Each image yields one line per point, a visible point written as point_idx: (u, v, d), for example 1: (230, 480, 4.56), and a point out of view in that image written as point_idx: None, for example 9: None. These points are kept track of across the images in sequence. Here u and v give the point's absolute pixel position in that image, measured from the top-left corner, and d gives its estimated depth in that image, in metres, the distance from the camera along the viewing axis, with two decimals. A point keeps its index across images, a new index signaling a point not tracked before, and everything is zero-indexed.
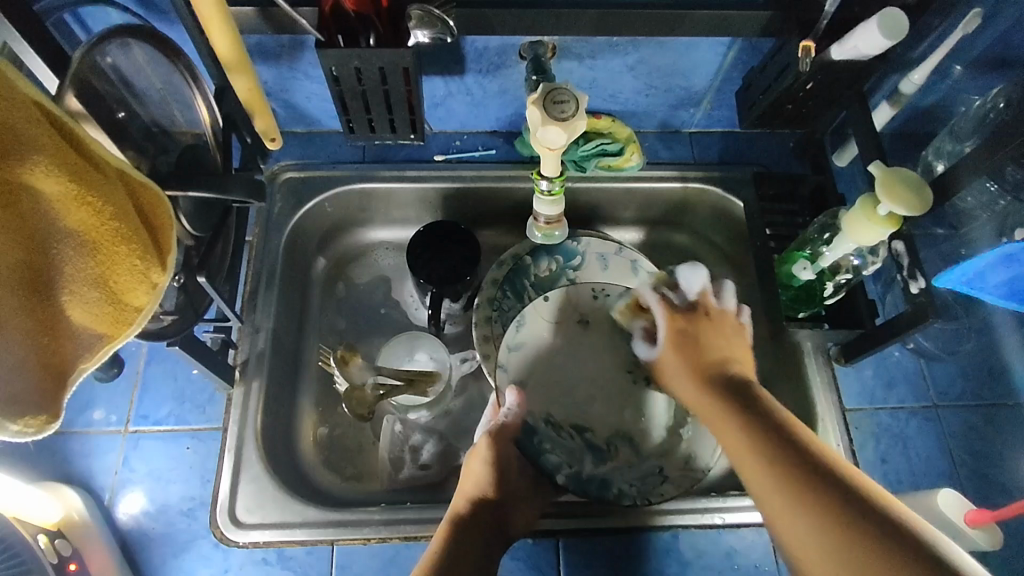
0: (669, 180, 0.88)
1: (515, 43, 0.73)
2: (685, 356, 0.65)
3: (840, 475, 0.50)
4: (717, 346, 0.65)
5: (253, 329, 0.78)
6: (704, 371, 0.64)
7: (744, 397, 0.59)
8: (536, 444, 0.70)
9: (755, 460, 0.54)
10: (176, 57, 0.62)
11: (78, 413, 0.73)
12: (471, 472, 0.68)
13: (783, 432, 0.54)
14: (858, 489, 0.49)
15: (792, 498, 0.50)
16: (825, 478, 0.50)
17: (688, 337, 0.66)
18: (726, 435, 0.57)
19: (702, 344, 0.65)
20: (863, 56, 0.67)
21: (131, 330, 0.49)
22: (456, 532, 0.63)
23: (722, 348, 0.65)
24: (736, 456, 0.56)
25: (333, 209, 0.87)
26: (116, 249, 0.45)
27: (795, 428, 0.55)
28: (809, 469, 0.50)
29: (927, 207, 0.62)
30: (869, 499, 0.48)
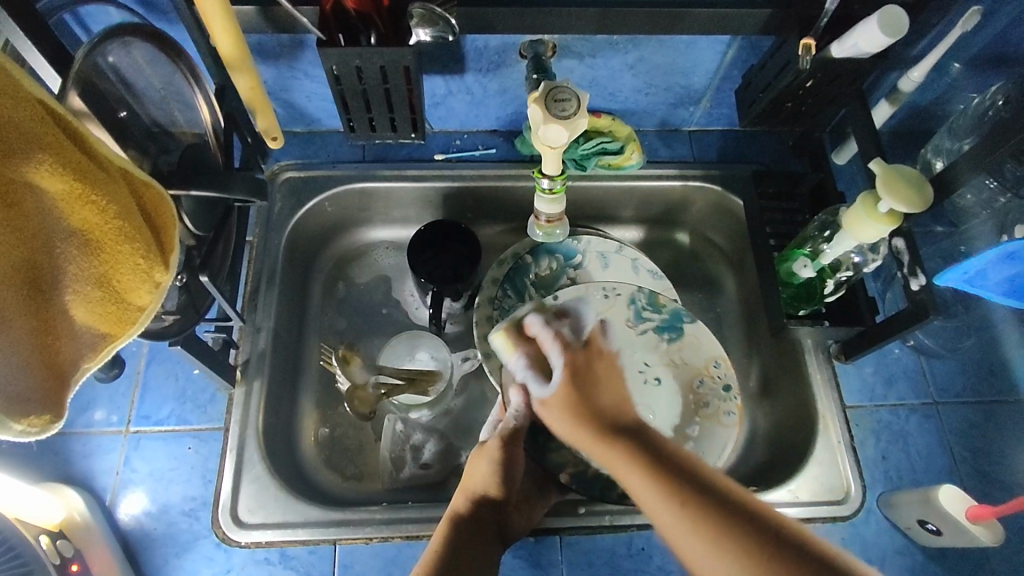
0: (669, 178, 0.88)
1: (515, 41, 0.73)
2: (581, 395, 0.58)
3: (743, 507, 0.46)
4: (609, 385, 0.59)
5: (254, 329, 0.77)
6: (605, 413, 0.56)
7: (639, 440, 0.53)
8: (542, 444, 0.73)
9: (653, 496, 0.48)
10: (177, 57, 0.61)
11: (78, 414, 0.73)
12: (474, 472, 0.67)
13: (678, 465, 0.50)
14: (765, 521, 0.45)
15: (700, 537, 0.45)
16: (731, 514, 0.45)
17: (584, 376, 0.59)
18: (632, 483, 0.50)
19: (594, 382, 0.59)
20: (862, 55, 0.67)
21: (134, 329, 0.49)
22: (456, 531, 0.63)
23: (617, 386, 0.59)
24: (632, 495, 0.50)
25: (333, 209, 0.87)
26: (119, 248, 0.45)
27: (689, 459, 0.51)
28: (711, 504, 0.46)
29: (927, 205, 0.62)
30: (778, 530, 0.44)
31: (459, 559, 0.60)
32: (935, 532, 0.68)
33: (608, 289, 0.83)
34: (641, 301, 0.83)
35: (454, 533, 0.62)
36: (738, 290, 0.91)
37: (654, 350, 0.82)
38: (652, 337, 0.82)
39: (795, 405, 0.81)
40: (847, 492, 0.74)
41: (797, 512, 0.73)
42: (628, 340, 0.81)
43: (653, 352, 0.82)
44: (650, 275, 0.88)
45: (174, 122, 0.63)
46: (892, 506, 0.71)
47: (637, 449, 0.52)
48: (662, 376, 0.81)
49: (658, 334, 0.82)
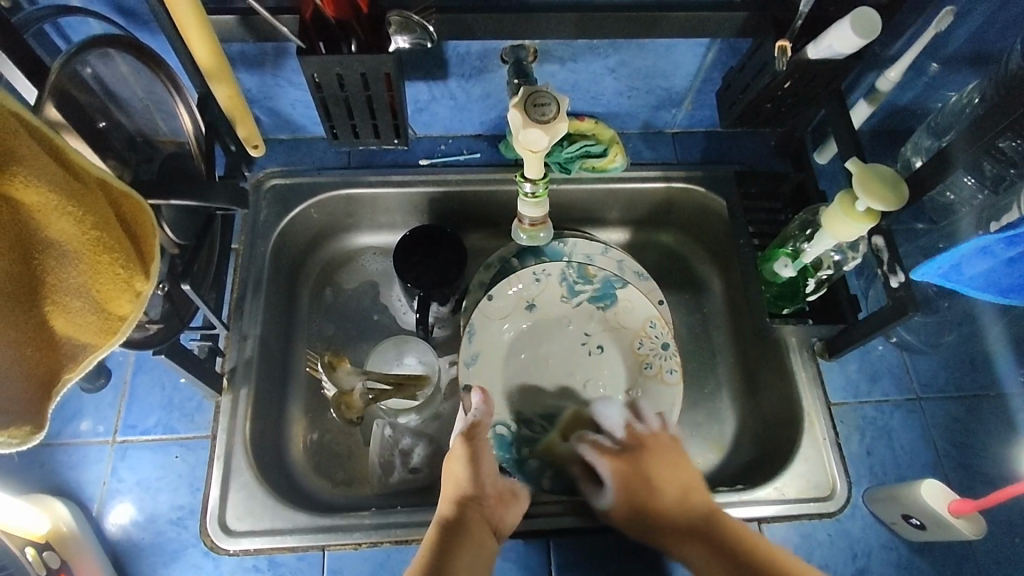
0: (652, 180, 0.89)
1: (496, 46, 0.74)
2: (642, 498, 0.68)
3: None
4: (665, 481, 0.68)
5: (240, 336, 0.78)
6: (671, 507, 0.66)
7: (713, 536, 0.63)
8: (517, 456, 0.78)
9: None
10: (158, 68, 0.62)
11: (64, 425, 0.73)
12: (451, 475, 0.67)
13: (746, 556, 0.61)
14: None
15: None
16: None
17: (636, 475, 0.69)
18: (699, 566, 0.63)
19: (654, 477, 0.68)
20: (837, 56, 0.67)
21: (116, 339, 0.49)
22: (443, 536, 0.62)
23: (678, 473, 0.69)
24: None
25: (319, 216, 0.87)
26: (98, 258, 0.45)
27: (755, 547, 0.62)
28: None
29: (904, 201, 0.63)
30: None
31: (452, 560, 0.59)
32: (919, 527, 0.69)
33: (537, 270, 0.85)
34: (571, 276, 0.85)
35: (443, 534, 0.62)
36: (723, 290, 0.92)
37: (587, 321, 0.85)
38: (587, 308, 0.85)
39: (780, 403, 0.81)
40: (833, 489, 0.74)
41: (784, 509, 0.73)
42: (564, 316, 0.85)
43: (591, 322, 0.85)
44: (635, 275, 0.87)
45: (156, 130, 0.65)
46: (877, 502, 0.72)
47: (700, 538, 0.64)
48: (603, 343, 0.85)
49: (592, 304, 0.85)
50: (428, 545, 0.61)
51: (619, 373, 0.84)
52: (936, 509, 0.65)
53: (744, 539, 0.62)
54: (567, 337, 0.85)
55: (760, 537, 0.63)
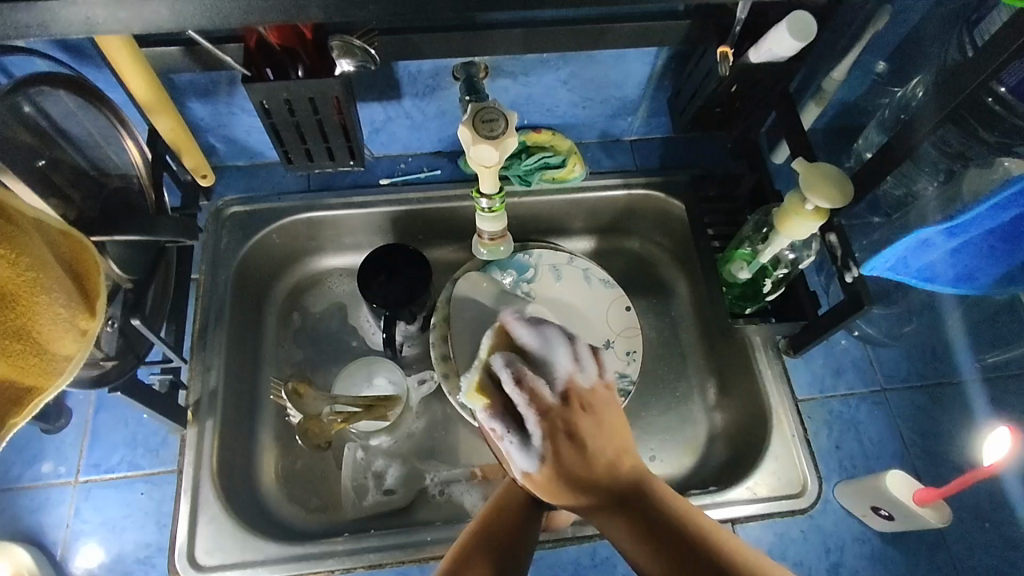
0: (613, 188, 0.89)
1: (446, 65, 0.74)
2: (570, 466, 0.56)
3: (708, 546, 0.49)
4: (599, 447, 0.56)
5: (204, 367, 0.77)
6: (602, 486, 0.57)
7: (638, 505, 0.53)
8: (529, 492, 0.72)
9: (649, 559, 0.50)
10: (101, 103, 0.61)
11: (25, 467, 0.71)
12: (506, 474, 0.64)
13: (676, 531, 0.50)
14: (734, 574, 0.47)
15: None
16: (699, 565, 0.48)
17: (566, 447, 0.57)
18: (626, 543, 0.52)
19: (569, 468, 0.56)
20: (779, 59, 0.68)
21: (61, 380, 0.48)
22: (488, 521, 0.58)
23: (606, 447, 0.56)
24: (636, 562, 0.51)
25: (282, 240, 0.87)
26: (37, 300, 0.44)
27: (671, 499, 0.53)
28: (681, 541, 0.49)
29: (849, 197, 0.64)
30: None
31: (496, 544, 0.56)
32: (888, 518, 0.70)
33: None
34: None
35: (485, 526, 0.57)
36: (690, 294, 0.92)
37: None
38: None
39: (749, 404, 0.82)
40: (804, 485, 0.75)
41: (758, 508, 0.74)
42: None
43: None
44: (602, 283, 0.89)
45: (107, 162, 0.63)
46: (847, 495, 0.72)
47: (629, 519, 0.52)
48: None
49: None
50: (462, 543, 0.56)
51: None
52: (901, 499, 0.66)
53: (677, 512, 0.52)
54: None
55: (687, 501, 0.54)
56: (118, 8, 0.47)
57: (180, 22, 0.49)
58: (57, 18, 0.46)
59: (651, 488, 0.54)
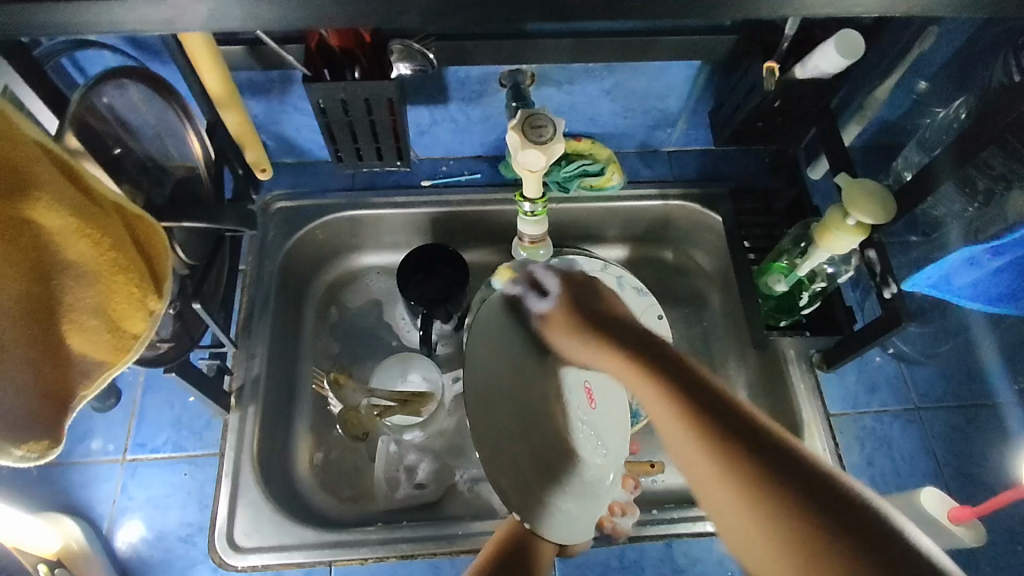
0: (650, 198, 0.90)
1: (494, 71, 0.76)
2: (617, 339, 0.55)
3: (779, 444, 0.41)
4: (629, 330, 0.56)
5: (248, 355, 0.79)
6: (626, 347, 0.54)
7: (685, 376, 0.48)
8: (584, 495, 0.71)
9: (673, 410, 0.46)
10: (170, 95, 0.64)
11: (76, 443, 0.74)
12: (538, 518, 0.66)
13: (731, 417, 0.43)
14: (797, 460, 0.40)
15: (725, 462, 0.41)
16: (758, 455, 0.41)
17: (581, 308, 0.61)
18: (675, 444, 0.46)
19: (580, 317, 0.60)
20: (824, 75, 0.69)
21: (130, 356, 0.50)
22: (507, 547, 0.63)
23: (627, 329, 0.56)
24: (684, 460, 0.45)
25: (325, 236, 0.89)
26: (115, 278, 0.47)
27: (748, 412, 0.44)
28: (744, 432, 0.42)
29: (890, 217, 0.65)
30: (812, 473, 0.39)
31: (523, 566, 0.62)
32: None
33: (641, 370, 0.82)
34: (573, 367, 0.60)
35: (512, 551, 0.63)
36: (722, 306, 0.93)
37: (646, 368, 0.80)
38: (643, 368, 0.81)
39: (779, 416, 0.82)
40: None
41: None
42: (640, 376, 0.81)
43: None
44: (635, 291, 0.90)
45: (167, 158, 0.66)
46: None
47: (672, 387, 0.47)
48: None
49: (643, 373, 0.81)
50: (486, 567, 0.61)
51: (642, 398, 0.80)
52: (935, 516, 0.66)
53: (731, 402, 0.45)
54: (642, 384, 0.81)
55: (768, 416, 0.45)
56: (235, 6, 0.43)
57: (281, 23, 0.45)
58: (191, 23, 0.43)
59: (716, 391, 0.46)
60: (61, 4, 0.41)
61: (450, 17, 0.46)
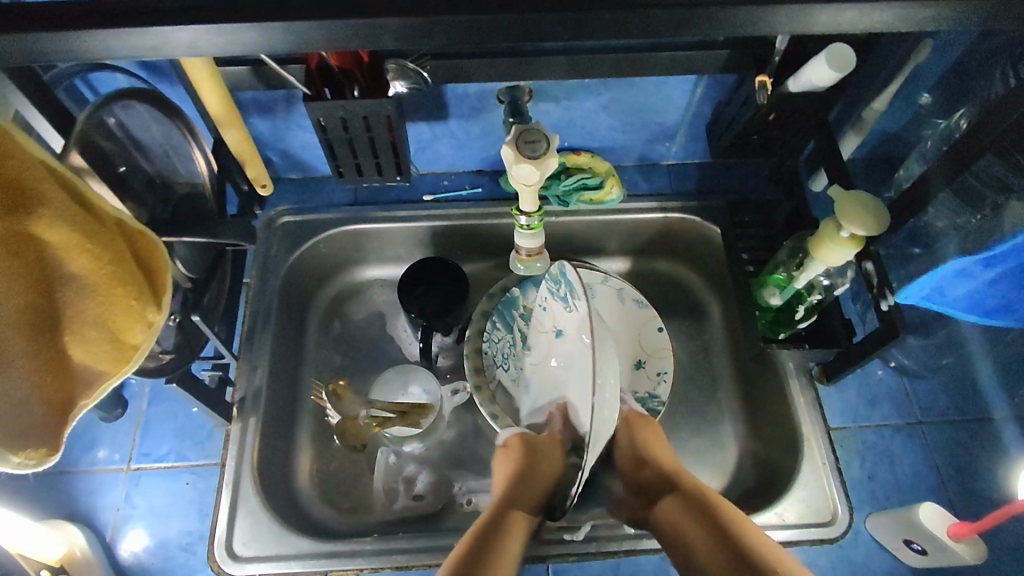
0: (649, 211, 0.91)
1: (493, 88, 0.78)
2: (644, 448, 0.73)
3: (749, 540, 0.61)
4: (659, 446, 0.73)
5: (250, 366, 0.81)
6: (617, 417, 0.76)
7: (694, 498, 0.67)
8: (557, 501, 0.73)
9: (701, 531, 0.63)
10: (176, 116, 0.66)
11: (82, 452, 0.76)
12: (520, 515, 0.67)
13: (730, 534, 0.62)
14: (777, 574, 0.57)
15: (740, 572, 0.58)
16: (743, 543, 0.61)
17: (643, 426, 0.75)
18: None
19: (651, 457, 0.72)
20: (817, 89, 0.70)
21: (129, 367, 0.52)
22: (477, 541, 0.62)
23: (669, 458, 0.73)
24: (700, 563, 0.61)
25: (327, 250, 0.91)
26: (115, 291, 0.49)
27: (742, 529, 0.62)
28: (726, 533, 0.62)
29: (883, 229, 0.65)
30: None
31: (491, 557, 0.60)
32: (921, 552, 0.68)
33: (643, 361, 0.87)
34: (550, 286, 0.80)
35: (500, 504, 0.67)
36: (723, 318, 0.93)
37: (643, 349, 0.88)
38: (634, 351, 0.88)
39: (780, 429, 0.82)
40: (834, 513, 0.74)
41: (785, 535, 0.73)
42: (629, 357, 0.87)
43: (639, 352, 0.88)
44: (635, 303, 0.90)
45: (176, 174, 0.69)
46: (879, 526, 0.71)
47: (688, 514, 0.65)
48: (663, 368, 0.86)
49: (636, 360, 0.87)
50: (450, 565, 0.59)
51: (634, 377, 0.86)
52: (935, 532, 0.65)
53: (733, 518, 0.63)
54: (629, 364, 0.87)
55: (765, 537, 0.62)
56: (219, 32, 0.44)
57: (262, 49, 0.45)
58: (173, 51, 0.45)
59: (711, 498, 0.66)
60: (46, 32, 0.42)
61: (422, 42, 0.46)
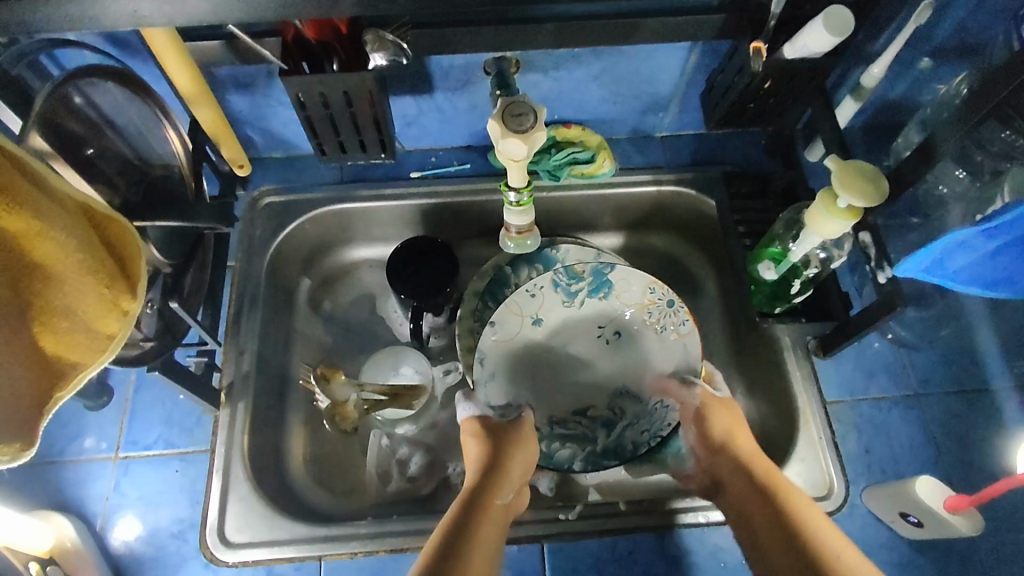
0: (642, 184, 0.89)
1: (479, 59, 0.75)
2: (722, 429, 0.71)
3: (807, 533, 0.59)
4: (734, 425, 0.71)
5: (237, 351, 0.79)
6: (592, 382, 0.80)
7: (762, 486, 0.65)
8: (546, 448, 0.77)
9: (765, 522, 0.62)
10: (144, 92, 0.64)
11: (69, 441, 0.75)
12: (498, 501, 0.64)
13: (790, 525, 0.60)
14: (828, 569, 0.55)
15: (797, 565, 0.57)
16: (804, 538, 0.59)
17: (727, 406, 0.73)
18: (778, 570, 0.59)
19: (725, 442, 0.70)
20: (815, 54, 0.68)
21: (105, 357, 0.52)
22: (453, 527, 0.59)
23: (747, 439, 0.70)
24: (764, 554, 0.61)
25: (314, 231, 0.89)
26: (85, 279, 0.48)
27: (804, 522, 0.60)
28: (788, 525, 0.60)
29: (884, 194, 0.63)
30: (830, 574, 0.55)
31: (468, 550, 0.57)
32: (917, 525, 0.68)
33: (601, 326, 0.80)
34: (559, 278, 0.78)
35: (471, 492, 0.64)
36: (719, 293, 0.91)
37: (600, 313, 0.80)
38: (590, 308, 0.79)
39: (777, 403, 0.81)
40: (830, 488, 0.73)
41: None
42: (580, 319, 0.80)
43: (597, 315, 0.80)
44: None
45: (152, 153, 0.67)
46: (875, 500, 0.71)
47: (755, 505, 0.64)
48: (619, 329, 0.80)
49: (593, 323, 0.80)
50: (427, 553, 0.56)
51: (594, 348, 0.80)
52: (931, 506, 0.65)
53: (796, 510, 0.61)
54: (585, 327, 0.80)
55: (829, 527, 0.59)
56: None
57: None
58: None
59: (777, 494, 0.64)
60: None
61: None
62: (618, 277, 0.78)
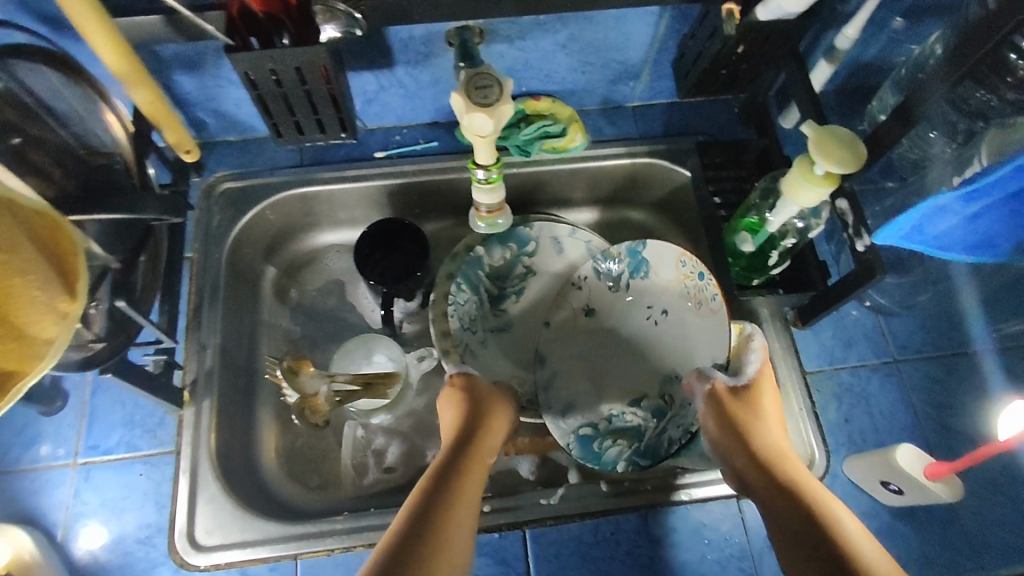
0: (615, 157, 0.86)
1: (440, 29, 0.71)
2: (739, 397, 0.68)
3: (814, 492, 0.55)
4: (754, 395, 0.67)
5: (199, 347, 0.75)
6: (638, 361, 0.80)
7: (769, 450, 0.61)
8: (597, 448, 0.75)
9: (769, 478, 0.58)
10: (80, 74, 0.60)
11: (24, 449, 0.71)
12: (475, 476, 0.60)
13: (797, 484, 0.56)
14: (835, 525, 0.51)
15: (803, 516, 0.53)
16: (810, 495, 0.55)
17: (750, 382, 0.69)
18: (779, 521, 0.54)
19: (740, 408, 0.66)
20: (788, 14, 0.65)
21: (44, 364, 0.47)
22: (426, 498, 0.55)
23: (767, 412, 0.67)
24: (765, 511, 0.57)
25: (275, 217, 0.84)
26: (13, 279, 0.44)
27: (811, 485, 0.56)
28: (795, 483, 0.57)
29: (862, 159, 0.61)
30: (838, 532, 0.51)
31: (439, 517, 0.53)
32: (898, 492, 0.68)
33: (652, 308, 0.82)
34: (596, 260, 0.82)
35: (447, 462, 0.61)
36: None
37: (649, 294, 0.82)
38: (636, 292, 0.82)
39: None
40: (812, 459, 0.73)
41: None
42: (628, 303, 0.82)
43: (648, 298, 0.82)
44: None
45: (91, 140, 0.62)
46: (856, 469, 0.71)
47: (763, 464, 0.60)
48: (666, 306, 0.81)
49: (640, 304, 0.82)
50: (395, 530, 0.52)
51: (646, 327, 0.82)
52: (912, 474, 0.65)
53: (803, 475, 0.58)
54: (633, 310, 0.82)
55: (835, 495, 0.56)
56: None
57: None
58: None
59: (784, 462, 0.60)
60: None
61: None
62: (651, 253, 0.81)
